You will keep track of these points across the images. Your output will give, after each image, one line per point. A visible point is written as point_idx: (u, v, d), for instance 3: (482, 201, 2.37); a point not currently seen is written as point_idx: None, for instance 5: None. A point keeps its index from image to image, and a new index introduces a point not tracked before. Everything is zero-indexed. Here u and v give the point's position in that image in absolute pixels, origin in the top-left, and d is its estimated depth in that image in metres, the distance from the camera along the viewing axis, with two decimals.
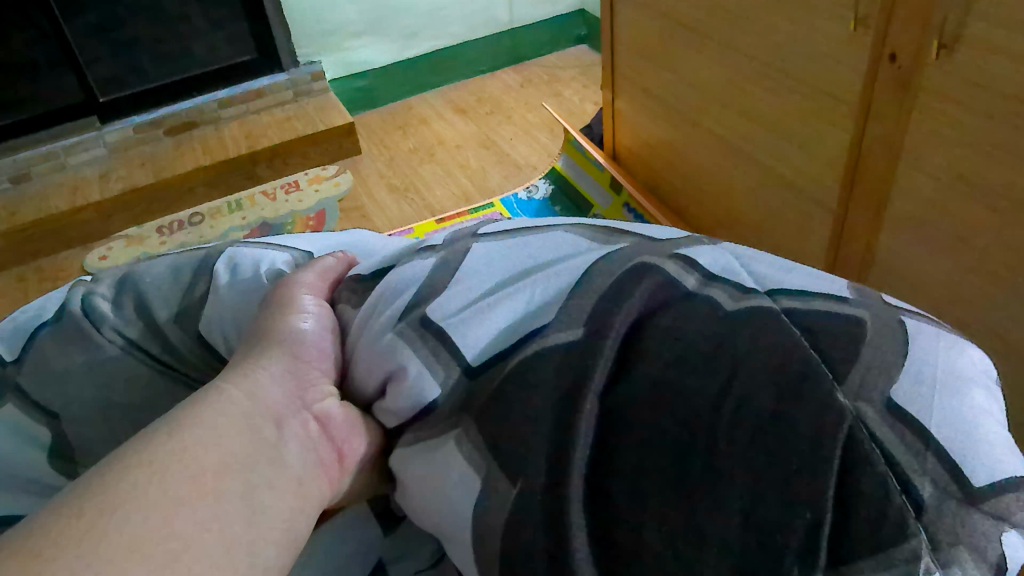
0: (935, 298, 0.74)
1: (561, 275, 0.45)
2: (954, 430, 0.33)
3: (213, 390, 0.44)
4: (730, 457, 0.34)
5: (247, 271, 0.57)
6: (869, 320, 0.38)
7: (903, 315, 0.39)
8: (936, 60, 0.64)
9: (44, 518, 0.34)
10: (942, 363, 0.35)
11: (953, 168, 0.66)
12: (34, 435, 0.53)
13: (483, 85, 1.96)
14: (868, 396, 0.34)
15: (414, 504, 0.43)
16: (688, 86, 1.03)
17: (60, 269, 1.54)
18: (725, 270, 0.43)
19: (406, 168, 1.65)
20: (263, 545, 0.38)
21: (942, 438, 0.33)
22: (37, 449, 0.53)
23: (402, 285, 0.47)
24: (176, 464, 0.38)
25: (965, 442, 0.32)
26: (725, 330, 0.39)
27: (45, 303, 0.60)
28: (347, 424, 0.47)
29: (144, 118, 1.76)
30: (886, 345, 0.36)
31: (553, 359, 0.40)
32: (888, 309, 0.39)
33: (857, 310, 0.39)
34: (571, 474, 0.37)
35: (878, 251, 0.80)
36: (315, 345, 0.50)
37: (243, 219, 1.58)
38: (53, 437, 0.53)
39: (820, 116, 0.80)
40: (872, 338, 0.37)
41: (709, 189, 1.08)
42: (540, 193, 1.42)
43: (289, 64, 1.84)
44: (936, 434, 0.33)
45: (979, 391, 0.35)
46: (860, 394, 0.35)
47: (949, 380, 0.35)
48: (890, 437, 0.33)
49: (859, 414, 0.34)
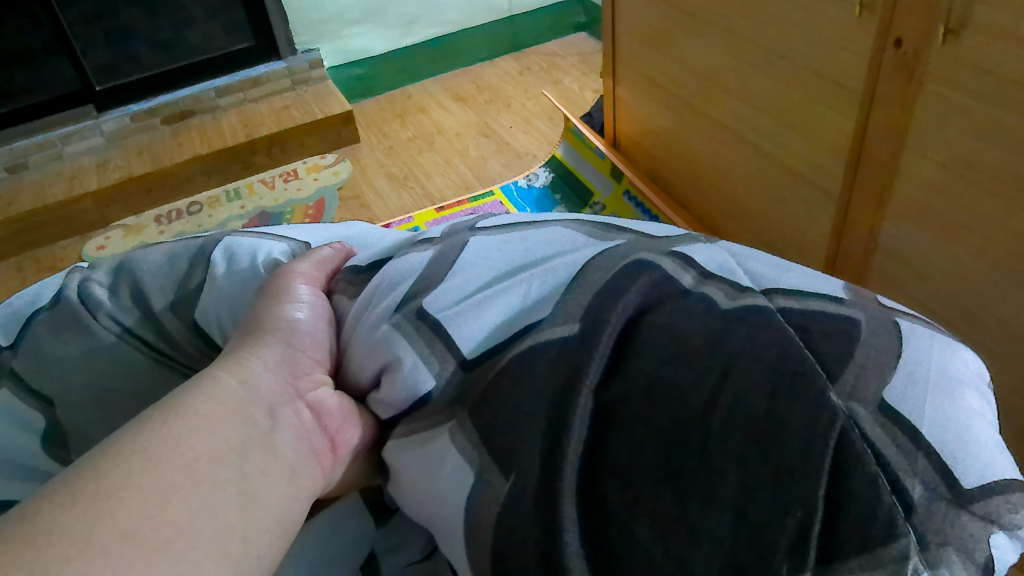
0: (938, 286, 0.74)
1: (557, 270, 0.44)
2: (945, 432, 0.32)
3: (206, 378, 0.43)
4: (724, 454, 0.34)
5: (243, 260, 0.56)
6: (863, 321, 0.37)
7: (898, 316, 0.38)
8: (942, 45, 0.63)
9: (37, 505, 0.34)
10: (935, 365, 0.35)
11: (957, 153, 0.66)
12: (29, 421, 0.53)
13: (483, 73, 1.94)
14: (861, 396, 0.34)
15: (405, 496, 0.43)
16: (688, 72, 1.02)
17: (58, 258, 1.54)
18: (722, 268, 0.43)
19: (406, 156, 1.65)
20: (256, 535, 0.38)
21: (932, 439, 0.32)
22: (31, 435, 0.53)
23: (399, 277, 0.46)
24: (168, 452, 0.37)
25: (955, 443, 0.32)
26: (721, 327, 0.38)
27: (42, 289, 0.60)
28: (341, 414, 0.46)
29: (140, 106, 1.75)
30: (882, 346, 0.36)
31: (547, 355, 0.40)
32: (884, 309, 0.39)
33: (851, 311, 0.38)
34: (564, 467, 0.37)
35: (880, 238, 0.79)
36: (309, 335, 0.49)
37: (242, 208, 1.57)
38: (47, 424, 0.53)
39: (823, 103, 0.79)
40: (867, 337, 0.36)
41: (710, 176, 1.07)
42: (540, 181, 1.41)
43: (287, 52, 1.84)
44: (926, 433, 0.33)
45: (973, 393, 0.34)
46: (853, 394, 0.34)
47: (941, 381, 0.34)
48: (882, 438, 0.33)
49: (852, 413, 0.34)
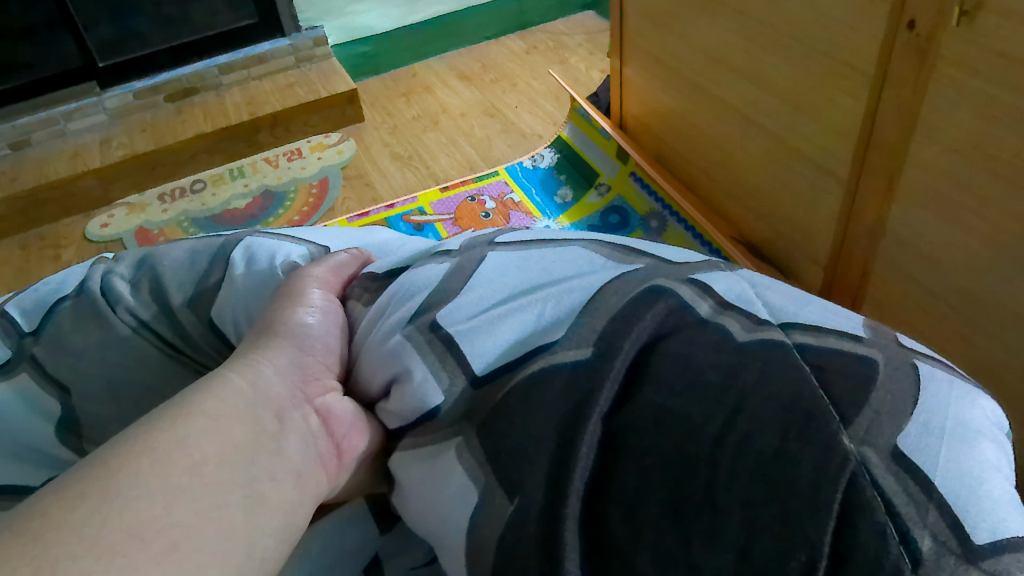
0: (951, 275, 0.73)
1: (573, 292, 0.44)
2: (958, 483, 0.32)
3: (216, 378, 0.44)
4: (728, 492, 0.34)
5: (262, 261, 0.56)
6: (881, 363, 0.37)
7: (918, 358, 0.38)
8: (956, 26, 0.62)
9: (49, 498, 0.35)
10: (953, 413, 0.35)
11: (968, 139, 0.65)
12: (45, 407, 0.53)
13: (489, 51, 1.92)
14: (874, 441, 0.34)
15: (411, 510, 0.43)
16: (696, 51, 1.00)
17: (61, 237, 1.51)
18: (740, 298, 0.43)
19: (410, 135, 1.63)
20: (261, 537, 0.38)
21: (945, 491, 0.32)
22: (47, 421, 0.53)
23: (414, 289, 0.46)
24: (176, 452, 0.38)
25: (969, 498, 0.32)
26: (734, 360, 0.38)
27: (67, 276, 0.60)
28: (348, 420, 0.46)
29: (144, 84, 1.73)
30: (897, 389, 0.36)
31: (557, 379, 0.40)
32: (902, 351, 0.39)
33: (869, 350, 0.38)
34: (569, 493, 0.37)
35: (889, 224, 0.79)
36: (321, 339, 0.49)
37: (245, 186, 1.56)
38: (63, 411, 0.53)
39: (835, 86, 0.78)
40: (884, 381, 0.36)
41: (718, 161, 1.06)
42: (545, 162, 1.38)
43: (290, 29, 1.83)
44: (939, 485, 0.32)
45: (989, 444, 0.34)
46: (866, 438, 0.34)
47: (959, 431, 0.34)
48: (893, 486, 0.33)
49: (863, 458, 0.34)
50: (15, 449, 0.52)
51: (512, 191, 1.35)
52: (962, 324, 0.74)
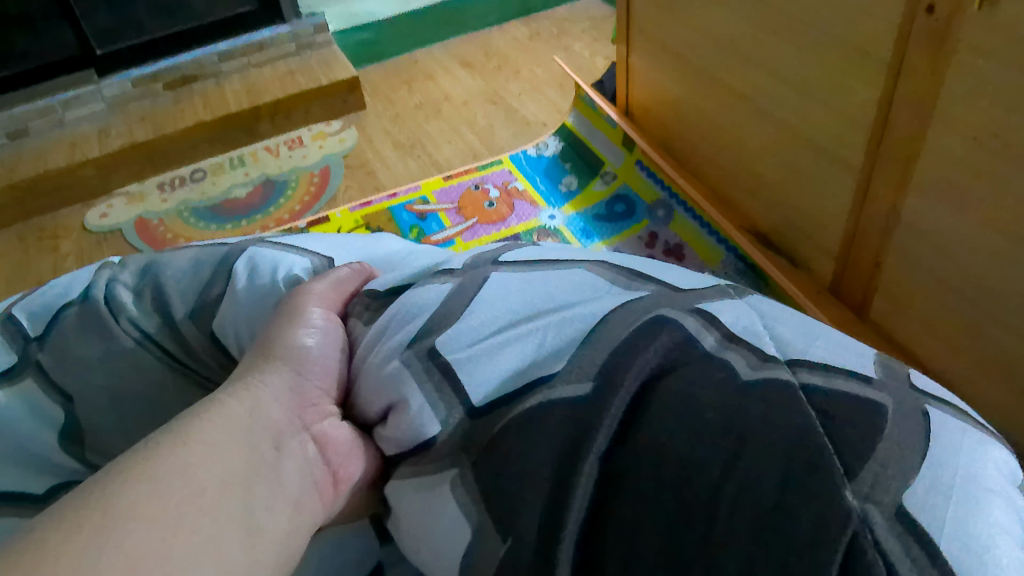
0: (968, 271, 0.71)
1: (576, 320, 0.43)
2: (966, 548, 0.31)
3: (214, 402, 0.43)
4: (727, 537, 0.34)
5: (264, 275, 0.55)
6: (889, 409, 0.36)
7: (929, 405, 0.37)
8: (978, 10, 0.60)
9: (48, 526, 0.34)
10: (964, 468, 0.33)
11: (988, 126, 0.63)
12: (48, 414, 0.53)
13: (492, 38, 1.88)
14: (878, 499, 0.33)
15: (407, 544, 0.42)
16: (705, 37, 0.98)
17: (60, 227, 1.50)
18: (747, 330, 0.42)
19: (412, 124, 1.61)
20: (258, 568, 0.37)
21: (950, 556, 0.31)
22: (49, 429, 0.53)
23: (414, 311, 0.45)
24: (175, 481, 0.37)
25: (976, 564, 0.31)
26: (738, 401, 0.37)
27: (73, 280, 0.58)
28: (346, 446, 0.45)
29: (143, 72, 1.72)
30: (906, 441, 0.35)
31: (556, 414, 0.39)
32: (913, 397, 0.37)
33: (879, 395, 0.37)
34: (562, 534, 0.37)
35: (903, 214, 0.77)
36: (320, 361, 0.48)
37: (246, 175, 1.54)
38: (65, 419, 0.53)
39: (851, 75, 0.76)
40: (892, 430, 0.35)
41: (727, 150, 1.04)
42: (550, 150, 1.36)
43: (290, 15, 1.81)
44: (944, 549, 0.31)
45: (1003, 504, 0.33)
46: (870, 495, 0.33)
47: (969, 489, 0.33)
48: (896, 548, 0.32)
49: (866, 516, 0.32)
50: (20, 454, 0.52)
51: (516, 179, 1.33)
52: (980, 318, 0.72)
